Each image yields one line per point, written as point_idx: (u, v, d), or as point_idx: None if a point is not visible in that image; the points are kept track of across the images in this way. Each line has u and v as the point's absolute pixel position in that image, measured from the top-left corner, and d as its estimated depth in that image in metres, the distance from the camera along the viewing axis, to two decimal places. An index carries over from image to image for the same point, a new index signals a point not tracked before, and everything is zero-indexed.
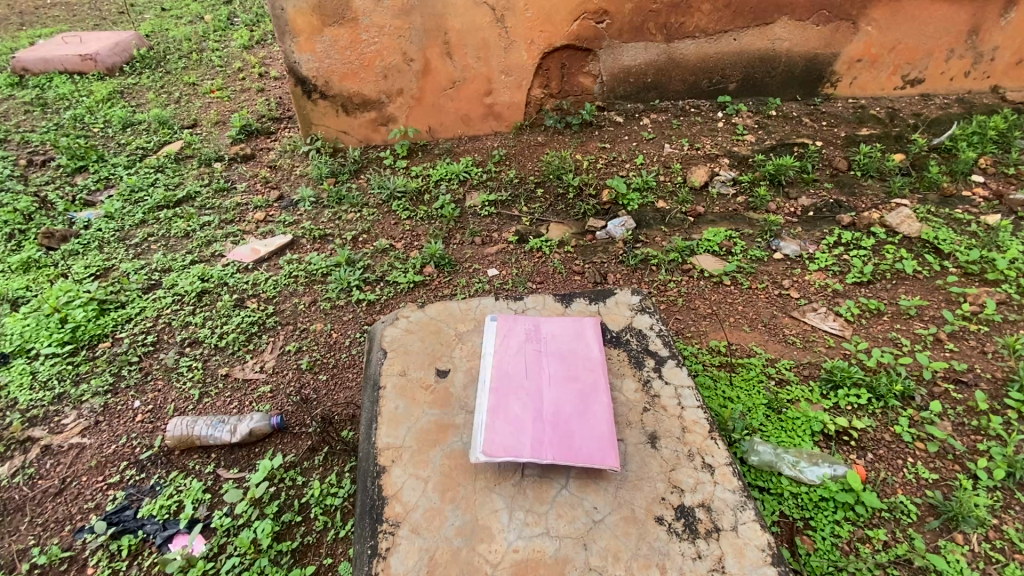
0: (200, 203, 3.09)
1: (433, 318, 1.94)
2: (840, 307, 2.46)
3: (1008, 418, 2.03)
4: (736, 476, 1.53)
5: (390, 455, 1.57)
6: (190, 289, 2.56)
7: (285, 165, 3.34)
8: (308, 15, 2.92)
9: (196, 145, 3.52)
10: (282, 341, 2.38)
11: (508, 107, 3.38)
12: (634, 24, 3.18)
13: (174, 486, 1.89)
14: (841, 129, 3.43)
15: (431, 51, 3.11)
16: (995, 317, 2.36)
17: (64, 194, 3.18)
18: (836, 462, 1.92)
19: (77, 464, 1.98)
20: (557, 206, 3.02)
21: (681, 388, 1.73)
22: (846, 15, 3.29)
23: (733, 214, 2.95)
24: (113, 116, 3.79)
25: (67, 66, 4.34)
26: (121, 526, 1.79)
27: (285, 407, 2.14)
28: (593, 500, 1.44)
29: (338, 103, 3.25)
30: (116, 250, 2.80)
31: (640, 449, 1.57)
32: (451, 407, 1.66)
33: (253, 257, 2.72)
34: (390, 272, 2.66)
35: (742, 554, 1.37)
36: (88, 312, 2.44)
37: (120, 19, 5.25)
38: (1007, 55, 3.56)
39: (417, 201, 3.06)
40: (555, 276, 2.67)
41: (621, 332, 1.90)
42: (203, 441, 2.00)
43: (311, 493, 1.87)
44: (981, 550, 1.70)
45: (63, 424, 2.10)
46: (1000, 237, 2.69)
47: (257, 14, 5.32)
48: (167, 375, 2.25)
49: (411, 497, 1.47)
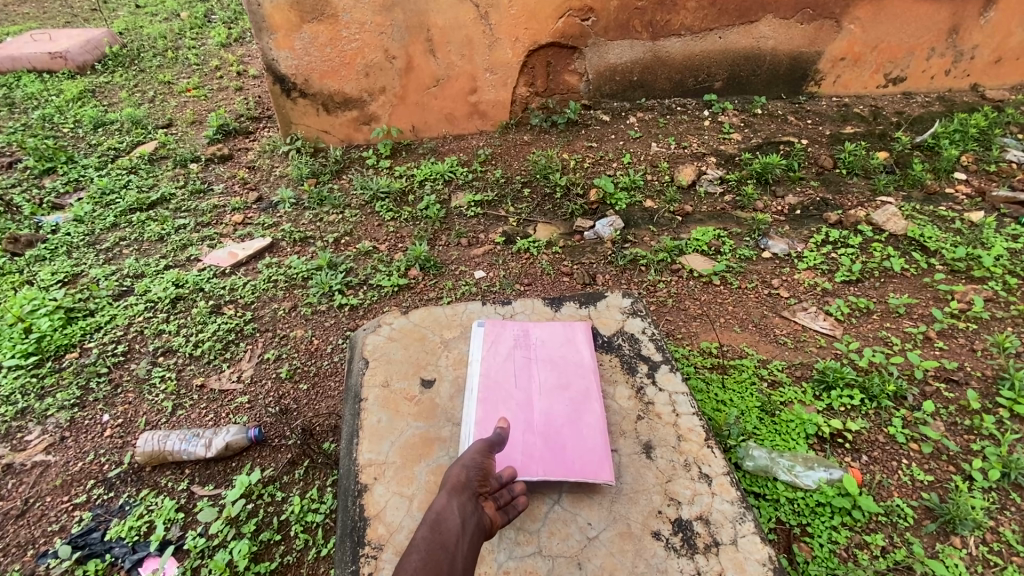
0: (175, 205, 2.99)
1: (416, 324, 1.87)
2: (830, 306, 2.44)
3: (1000, 417, 2.01)
4: (734, 486, 1.47)
5: (372, 472, 1.49)
6: (164, 296, 2.46)
7: (264, 165, 3.24)
8: (285, 11, 2.83)
9: (171, 146, 3.40)
10: (261, 349, 2.29)
11: (493, 106, 3.32)
12: (619, 21, 3.14)
13: (145, 506, 1.79)
14: (825, 127, 3.42)
15: (414, 48, 3.03)
16: (982, 315, 2.35)
17: (31, 198, 3.04)
18: (832, 466, 1.88)
19: (41, 484, 1.87)
20: (545, 206, 2.96)
21: (676, 394, 1.68)
22: (831, 13, 3.28)
23: (721, 213, 2.92)
24: (84, 116, 3.66)
25: (36, 64, 4.19)
26: (87, 551, 1.69)
27: (263, 419, 2.05)
28: (586, 516, 1.38)
29: (318, 102, 3.16)
30: (85, 255, 2.69)
31: (635, 459, 1.51)
32: (436, 419, 1.59)
33: (232, 262, 2.62)
34: (373, 275, 2.57)
35: (742, 568, 1.32)
36: (54, 320, 2.32)
37: (92, 16, 5.08)
38: (986, 53, 3.57)
39: (401, 202, 2.98)
40: (543, 277, 2.61)
41: (613, 337, 1.84)
42: (176, 456, 1.90)
43: (291, 510, 1.78)
44: (980, 554, 1.67)
45: (26, 441, 1.99)
46: (984, 235, 2.68)
47: (235, 12, 5.19)
48: (139, 387, 2.15)
49: (395, 517, 1.40)
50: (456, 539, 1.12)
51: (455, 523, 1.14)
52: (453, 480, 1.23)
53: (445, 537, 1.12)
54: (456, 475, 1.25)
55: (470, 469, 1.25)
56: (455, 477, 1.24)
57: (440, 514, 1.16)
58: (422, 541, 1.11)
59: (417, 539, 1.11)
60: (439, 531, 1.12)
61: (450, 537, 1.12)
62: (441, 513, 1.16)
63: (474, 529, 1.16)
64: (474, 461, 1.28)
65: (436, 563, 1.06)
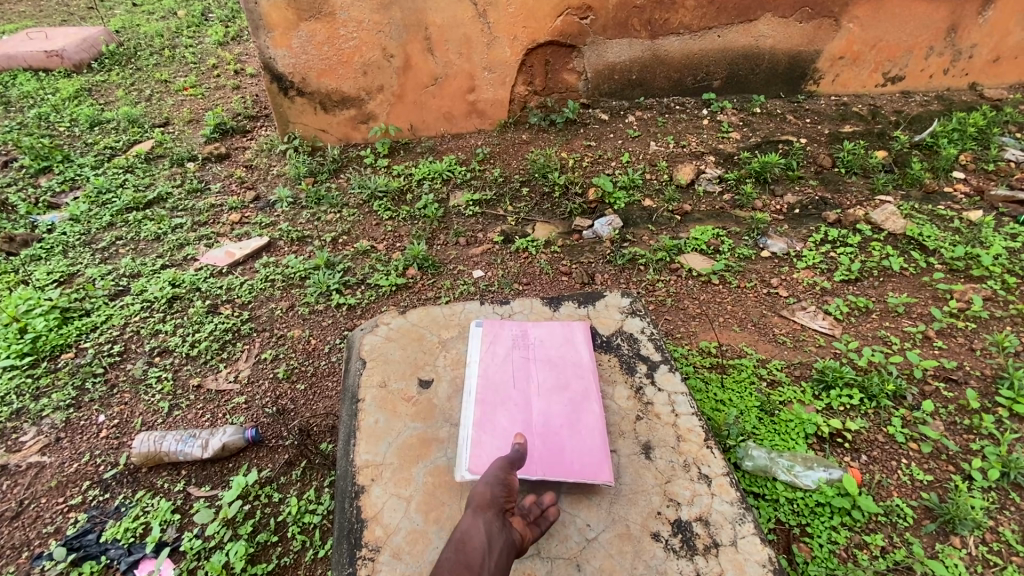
0: (171, 204, 2.97)
1: (414, 324, 1.86)
2: (829, 306, 2.43)
3: (999, 417, 2.00)
4: (734, 487, 1.47)
5: (370, 473, 1.48)
6: (160, 295, 2.44)
7: (261, 164, 3.22)
8: (282, 9, 2.82)
9: (168, 144, 3.38)
10: (259, 349, 2.28)
11: (491, 104, 3.31)
12: (618, 20, 3.13)
13: (141, 507, 1.78)
14: (824, 126, 3.41)
15: (412, 47, 3.02)
16: (981, 314, 2.34)
17: (26, 197, 3.02)
18: (831, 466, 1.87)
19: (36, 485, 1.86)
20: (543, 205, 2.95)
21: (675, 395, 1.67)
22: (830, 12, 3.27)
23: (720, 212, 2.91)
24: (80, 114, 3.64)
25: (31, 63, 4.17)
26: (82, 552, 1.67)
27: (260, 419, 2.04)
28: (585, 517, 1.38)
29: (316, 101, 3.15)
30: (81, 254, 2.67)
31: (634, 460, 1.50)
32: (434, 420, 1.58)
33: (229, 261, 2.61)
34: (371, 274, 2.56)
35: (742, 569, 1.31)
36: (49, 320, 2.30)
37: (89, 14, 5.06)
38: (984, 52, 3.57)
39: (399, 201, 2.97)
40: (542, 277, 2.60)
41: (612, 337, 1.84)
42: (173, 457, 1.89)
43: (288, 511, 1.77)
44: (979, 554, 1.67)
45: (21, 442, 1.97)
46: (983, 233, 2.68)
47: (233, 10, 5.16)
48: (135, 387, 2.14)
49: (392, 519, 1.39)
50: (482, 559, 1.08)
51: (480, 541, 1.11)
52: (479, 496, 1.19)
53: (470, 556, 1.08)
54: (481, 490, 1.21)
55: (495, 485, 1.22)
56: (479, 492, 1.21)
57: (465, 533, 1.12)
58: (447, 560, 1.07)
59: (442, 559, 1.08)
60: (465, 551, 1.08)
61: (476, 556, 1.08)
62: (467, 531, 1.12)
63: (501, 549, 1.12)
64: (498, 477, 1.24)
65: None
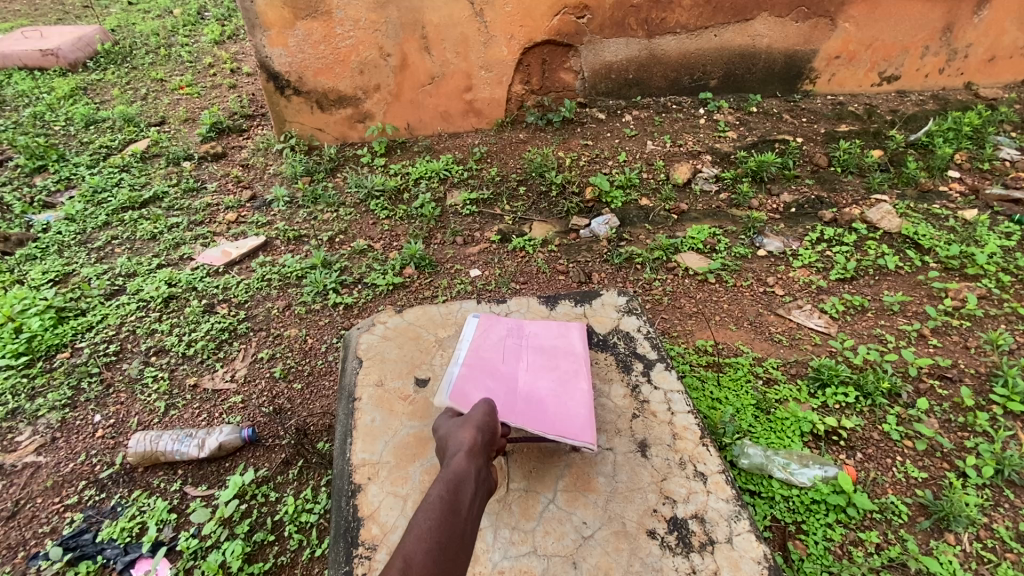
0: (167, 203, 2.96)
1: (410, 323, 1.86)
2: (825, 304, 2.44)
3: (993, 414, 2.02)
4: (729, 485, 1.47)
5: (366, 471, 1.48)
6: (156, 295, 2.44)
7: (258, 163, 3.22)
8: (278, 8, 2.81)
9: (163, 144, 3.37)
10: (255, 348, 2.27)
11: (488, 103, 3.30)
12: (615, 18, 3.13)
13: (137, 507, 1.78)
14: (820, 125, 3.42)
15: (409, 45, 3.01)
16: (976, 312, 2.35)
17: (22, 196, 3.02)
18: (827, 463, 1.88)
19: (31, 485, 1.86)
20: (540, 204, 2.95)
21: (671, 393, 1.67)
22: (825, 11, 3.28)
23: (716, 211, 2.92)
24: (75, 113, 3.63)
25: (26, 61, 4.15)
26: (78, 552, 1.67)
27: (257, 418, 2.04)
28: (582, 516, 1.38)
29: (312, 100, 3.14)
30: (77, 253, 2.67)
31: (630, 458, 1.51)
32: (430, 419, 1.58)
33: (225, 260, 2.61)
34: (367, 274, 2.56)
35: (737, 567, 1.31)
36: (44, 320, 2.30)
37: (85, 13, 5.04)
38: (979, 52, 3.58)
39: (396, 200, 2.96)
40: (538, 276, 2.61)
41: (608, 335, 1.84)
42: (169, 457, 1.89)
43: (285, 510, 1.77)
44: (973, 551, 1.68)
45: (17, 442, 1.97)
46: (977, 232, 2.69)
47: (229, 9, 5.14)
48: (131, 387, 2.13)
49: (389, 517, 1.39)
50: (471, 502, 1.04)
51: (472, 487, 1.07)
52: (470, 443, 1.16)
53: (461, 497, 1.03)
54: (470, 438, 1.18)
55: (482, 435, 1.20)
56: (469, 440, 1.18)
57: (458, 476, 1.08)
58: (437, 498, 1.02)
59: (431, 496, 1.02)
60: (458, 492, 1.03)
61: (467, 496, 1.04)
62: (459, 475, 1.08)
63: (485, 495, 1.10)
64: (486, 426, 1.24)
65: (452, 525, 0.97)
